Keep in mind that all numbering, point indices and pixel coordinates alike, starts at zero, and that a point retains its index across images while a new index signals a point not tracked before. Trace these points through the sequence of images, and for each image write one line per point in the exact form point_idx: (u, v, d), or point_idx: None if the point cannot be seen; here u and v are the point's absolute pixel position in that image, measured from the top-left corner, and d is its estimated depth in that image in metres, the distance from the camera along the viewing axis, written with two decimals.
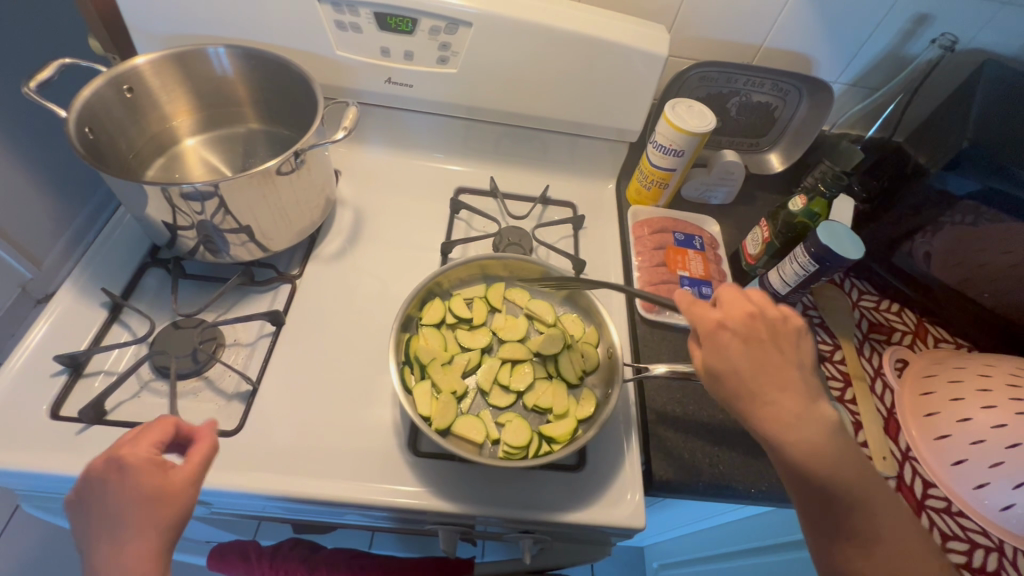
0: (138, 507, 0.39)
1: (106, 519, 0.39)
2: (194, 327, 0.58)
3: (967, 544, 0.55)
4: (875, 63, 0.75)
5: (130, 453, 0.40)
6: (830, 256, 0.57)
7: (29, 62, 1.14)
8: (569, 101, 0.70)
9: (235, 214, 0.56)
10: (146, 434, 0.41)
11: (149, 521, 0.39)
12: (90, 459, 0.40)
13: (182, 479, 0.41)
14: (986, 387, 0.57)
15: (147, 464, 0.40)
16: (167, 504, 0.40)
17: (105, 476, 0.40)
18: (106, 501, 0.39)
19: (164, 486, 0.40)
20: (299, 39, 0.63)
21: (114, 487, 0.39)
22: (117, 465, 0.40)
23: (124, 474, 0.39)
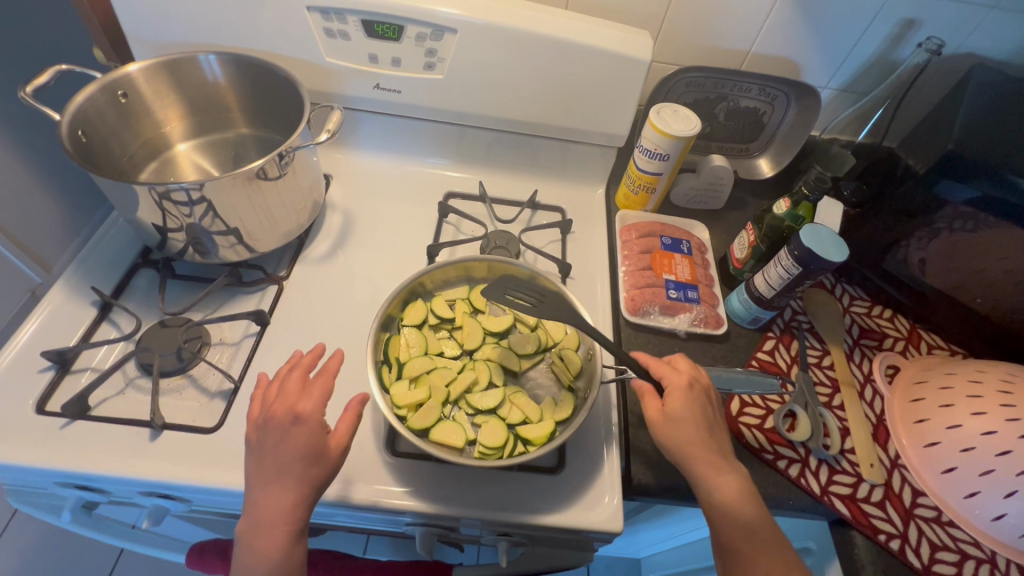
0: (303, 460, 0.46)
1: (275, 461, 0.46)
2: (180, 325, 0.59)
3: (957, 555, 0.53)
4: (864, 68, 0.75)
5: (307, 408, 0.47)
6: (813, 259, 0.57)
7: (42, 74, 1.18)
8: (555, 107, 0.71)
9: (222, 215, 0.57)
10: (320, 394, 0.49)
11: (307, 475, 0.46)
12: (281, 405, 0.48)
13: (337, 440, 0.47)
14: (976, 393, 0.55)
15: (319, 421, 0.47)
16: (324, 464, 0.46)
17: (286, 423, 0.47)
18: (279, 444, 0.46)
19: (325, 446, 0.47)
20: (289, 45, 0.65)
21: (291, 436, 0.46)
22: (297, 416, 0.47)
23: (301, 426, 0.47)
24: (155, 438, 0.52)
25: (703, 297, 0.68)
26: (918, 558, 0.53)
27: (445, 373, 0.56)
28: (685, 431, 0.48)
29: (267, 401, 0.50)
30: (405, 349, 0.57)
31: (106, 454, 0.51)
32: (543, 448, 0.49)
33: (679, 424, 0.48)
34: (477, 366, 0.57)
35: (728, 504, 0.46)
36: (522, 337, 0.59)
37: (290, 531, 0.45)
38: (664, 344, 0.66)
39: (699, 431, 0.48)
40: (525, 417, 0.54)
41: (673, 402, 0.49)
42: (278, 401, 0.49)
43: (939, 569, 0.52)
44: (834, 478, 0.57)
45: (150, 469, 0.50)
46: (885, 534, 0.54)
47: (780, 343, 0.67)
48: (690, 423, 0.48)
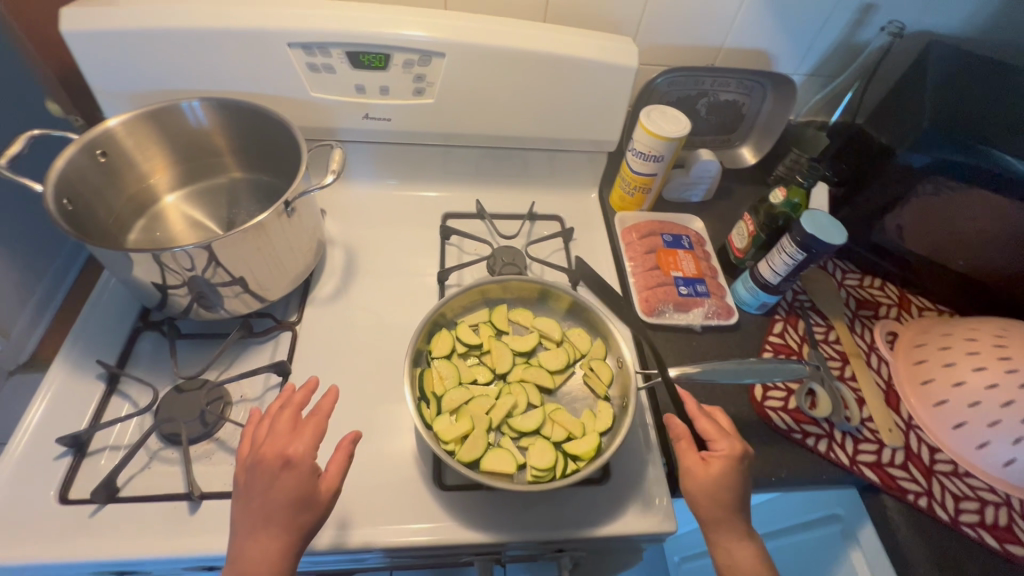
0: (291, 507, 0.44)
1: (261, 507, 0.44)
2: (198, 388, 0.57)
3: (978, 503, 0.57)
4: (830, 53, 0.79)
5: (298, 451, 0.46)
6: (816, 244, 0.60)
7: None
8: (546, 119, 0.71)
9: (227, 267, 0.55)
10: (312, 435, 0.48)
11: (295, 523, 0.44)
12: (269, 447, 0.47)
13: (327, 484, 0.47)
14: (975, 350, 0.60)
15: (309, 464, 0.46)
16: (313, 509, 0.45)
17: (275, 467, 0.46)
18: (265, 488, 0.45)
19: (315, 490, 0.46)
20: (272, 84, 0.63)
21: (279, 481, 0.45)
22: (287, 460, 0.46)
23: (291, 470, 0.45)
24: (195, 511, 0.50)
25: (711, 290, 0.71)
26: (944, 511, 0.56)
27: (483, 401, 0.56)
28: (718, 491, 0.49)
29: (255, 441, 0.48)
30: (439, 381, 0.56)
31: (145, 536, 0.48)
32: (594, 462, 0.50)
33: (712, 484, 0.49)
34: (512, 390, 0.57)
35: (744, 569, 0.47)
36: (549, 353, 0.60)
37: None
38: (682, 341, 0.68)
39: (732, 497, 0.49)
40: (569, 434, 0.54)
41: (711, 463, 0.50)
42: (266, 442, 0.47)
43: (965, 519, 0.56)
44: (858, 447, 0.60)
45: (195, 544, 0.48)
46: (913, 493, 0.57)
47: (788, 324, 0.70)
48: (724, 487, 0.49)
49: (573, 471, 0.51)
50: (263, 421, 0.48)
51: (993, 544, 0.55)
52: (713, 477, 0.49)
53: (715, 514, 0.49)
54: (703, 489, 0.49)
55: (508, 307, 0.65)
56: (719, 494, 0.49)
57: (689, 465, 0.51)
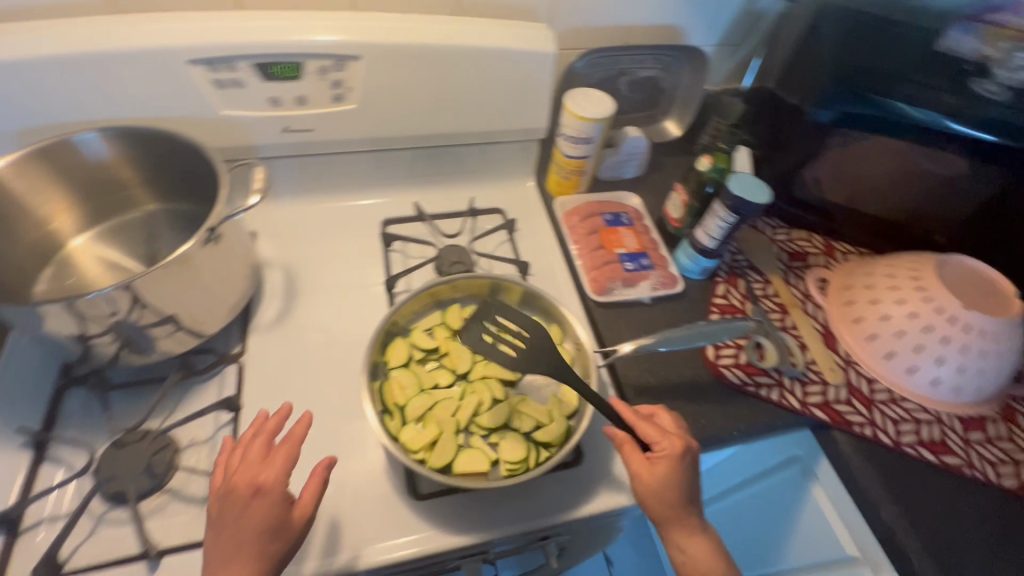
0: (261, 536, 0.44)
1: (231, 538, 0.43)
2: (140, 440, 0.53)
3: (914, 423, 0.62)
4: (735, 21, 0.82)
5: (269, 479, 0.45)
6: (744, 205, 0.63)
7: None
8: (474, 113, 0.70)
9: (154, 306, 0.51)
10: (283, 462, 0.47)
11: (266, 552, 0.43)
12: (240, 476, 0.46)
13: (300, 511, 0.46)
14: (895, 285, 0.65)
15: (281, 492, 0.45)
16: (286, 536, 0.44)
17: (246, 496, 0.45)
18: (235, 519, 0.44)
19: (288, 517, 0.45)
20: (177, 106, 0.59)
21: (250, 510, 0.44)
22: (257, 489, 0.45)
23: (262, 498, 0.45)
24: (156, 569, 0.47)
25: (655, 262, 0.73)
26: (887, 436, 0.61)
27: (448, 404, 0.55)
28: (666, 492, 0.49)
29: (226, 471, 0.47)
30: (400, 392, 0.55)
31: None
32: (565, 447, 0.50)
33: (660, 486, 0.49)
34: (475, 388, 0.57)
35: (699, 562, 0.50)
36: None
37: None
38: (634, 315, 0.70)
39: (678, 496, 0.49)
40: (538, 422, 0.55)
41: (654, 468, 0.50)
42: (237, 471, 0.47)
43: (905, 440, 0.61)
44: (806, 390, 0.64)
45: None
46: (858, 425, 0.62)
47: (729, 285, 0.73)
48: (672, 487, 0.49)
49: (546, 459, 0.52)
50: (234, 450, 0.47)
51: (931, 459, 0.60)
52: (660, 480, 0.49)
53: (668, 514, 0.50)
54: (651, 492, 0.49)
55: (461, 305, 0.65)
56: (669, 495, 0.49)
57: (636, 470, 0.50)
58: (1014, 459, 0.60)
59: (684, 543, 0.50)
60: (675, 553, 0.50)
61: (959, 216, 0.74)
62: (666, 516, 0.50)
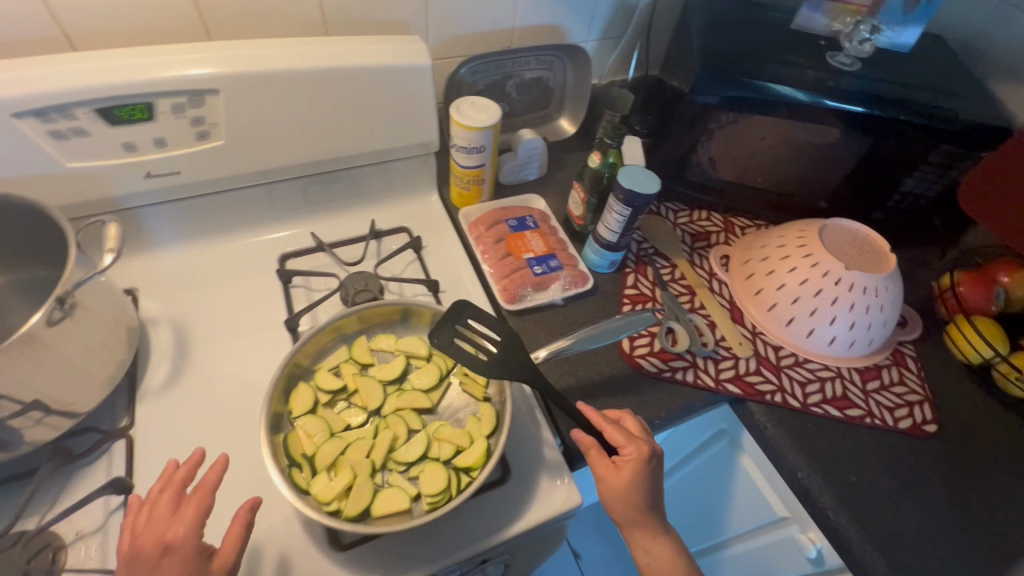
0: None
1: None
2: (12, 544, 0.47)
3: (818, 383, 0.66)
4: (612, 15, 0.84)
5: (178, 535, 0.43)
6: (636, 198, 0.64)
7: None
8: (359, 135, 0.68)
9: (6, 394, 0.45)
10: (195, 512, 0.44)
11: None
12: (147, 535, 0.43)
13: (219, 562, 0.43)
14: (786, 254, 0.68)
15: (194, 546, 0.43)
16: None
17: (154, 557, 0.42)
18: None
19: (205, 571, 0.42)
20: (10, 164, 0.53)
21: (159, 571, 0.41)
22: (166, 546, 0.42)
23: (173, 556, 0.42)
24: None
25: (564, 262, 0.73)
26: (796, 399, 0.64)
27: (362, 445, 0.53)
28: (631, 494, 0.51)
29: (133, 532, 0.44)
30: (307, 441, 0.52)
31: None
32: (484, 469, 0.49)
33: (624, 489, 0.51)
34: (389, 423, 0.55)
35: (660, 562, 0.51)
36: (419, 373, 0.59)
37: None
38: (549, 318, 0.70)
39: (642, 496, 0.51)
40: (457, 448, 0.53)
41: (621, 471, 0.51)
42: (144, 531, 0.44)
43: (812, 399, 0.64)
44: (719, 367, 0.66)
45: None
46: (769, 393, 0.64)
47: (638, 274, 0.75)
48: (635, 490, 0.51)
49: (468, 484, 0.50)
50: (138, 508, 0.44)
51: (836, 414, 0.63)
52: (626, 483, 0.51)
53: (631, 516, 0.51)
54: (616, 494, 0.51)
55: (369, 336, 0.62)
56: (633, 497, 0.51)
57: (601, 473, 0.52)
58: (909, 401, 0.65)
59: (647, 544, 0.51)
60: (639, 554, 0.52)
61: (837, 181, 0.79)
62: (629, 519, 0.51)
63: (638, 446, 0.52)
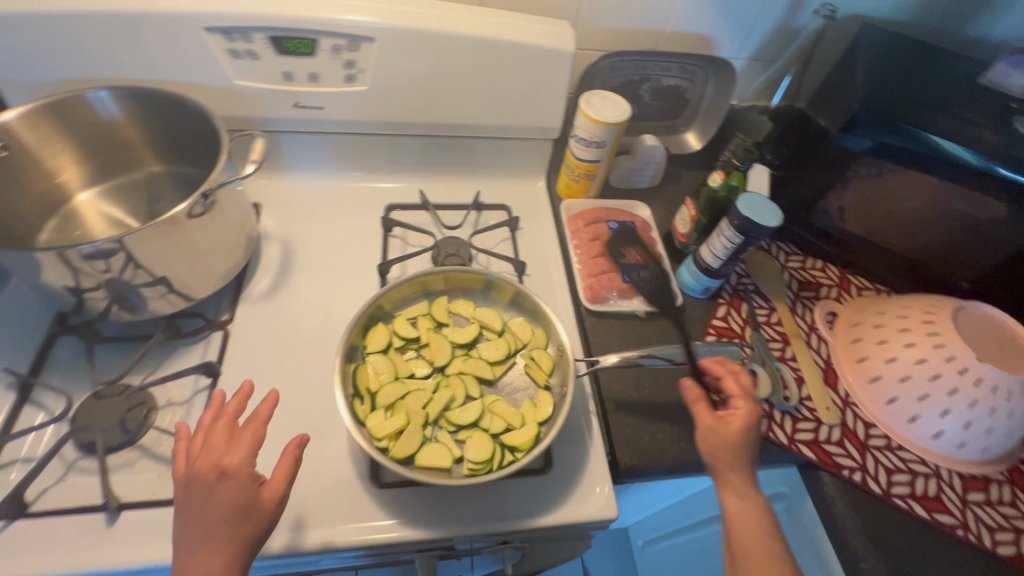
0: (230, 519, 0.41)
1: (197, 523, 0.41)
2: (119, 393, 0.54)
3: (909, 475, 0.59)
4: (769, 37, 0.79)
5: (234, 460, 0.43)
6: (753, 227, 0.60)
7: None
8: (488, 107, 0.69)
9: (146, 266, 0.52)
10: (249, 442, 0.44)
11: (237, 534, 0.41)
12: (203, 459, 0.43)
13: (269, 492, 0.43)
14: (907, 327, 0.61)
15: (248, 472, 0.43)
16: (258, 517, 0.42)
17: (210, 480, 0.42)
18: (199, 504, 0.41)
19: (257, 498, 0.43)
20: (191, 71, 0.60)
21: (215, 494, 0.42)
22: (222, 471, 0.42)
23: (229, 481, 0.42)
24: (112, 523, 0.48)
25: (655, 276, 0.71)
26: (877, 484, 0.58)
27: (421, 396, 0.55)
28: (740, 446, 0.51)
29: (189, 456, 0.44)
30: (373, 377, 0.55)
31: (63, 550, 0.46)
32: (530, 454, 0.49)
33: (734, 440, 0.51)
34: (451, 383, 0.56)
35: (748, 511, 0.49)
36: (488, 344, 0.60)
37: None
38: (627, 327, 0.68)
39: (748, 453, 0.51)
40: (510, 426, 0.54)
41: (732, 421, 0.52)
42: (199, 456, 0.44)
43: (896, 490, 0.58)
44: (796, 426, 0.61)
45: (117, 555, 0.46)
46: (848, 469, 0.59)
47: (731, 308, 0.71)
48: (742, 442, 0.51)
49: (511, 463, 0.51)
50: (195, 434, 0.44)
51: (922, 515, 0.56)
52: (736, 433, 0.52)
53: (732, 469, 0.51)
54: (723, 445, 0.51)
55: (449, 298, 0.64)
56: (741, 449, 0.51)
57: (708, 424, 0.53)
58: (1016, 526, 0.56)
59: (740, 488, 0.50)
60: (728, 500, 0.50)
61: (990, 263, 0.69)
62: (728, 458, 0.51)
63: (743, 402, 0.53)
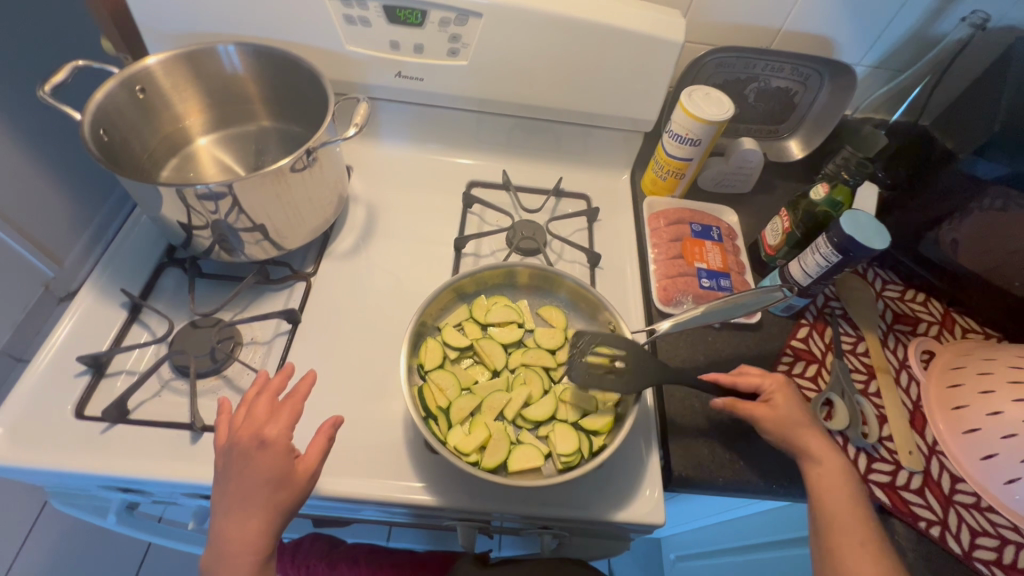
0: (265, 488, 0.43)
1: (237, 487, 0.43)
2: (211, 326, 0.59)
3: (997, 541, 0.53)
4: (901, 44, 0.73)
5: (273, 432, 0.44)
6: (855, 247, 0.56)
7: (56, 50, 1.12)
8: (583, 93, 0.68)
9: (249, 213, 0.56)
10: (286, 417, 0.45)
11: (271, 502, 0.43)
12: (246, 428, 0.45)
13: (304, 466, 0.44)
14: (1018, 378, 0.54)
15: (285, 445, 0.44)
16: (290, 488, 0.43)
17: (250, 448, 0.44)
18: (240, 470, 0.43)
19: (291, 470, 0.44)
20: (306, 33, 0.63)
21: (254, 461, 0.43)
22: (262, 441, 0.44)
23: (267, 451, 0.44)
24: (196, 441, 0.52)
25: (735, 285, 0.67)
26: (957, 544, 0.53)
27: (495, 405, 0.55)
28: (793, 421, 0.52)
29: (232, 425, 0.46)
30: (440, 395, 0.54)
31: (152, 458, 0.51)
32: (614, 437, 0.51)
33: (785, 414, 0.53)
34: (518, 381, 0.57)
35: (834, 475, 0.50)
36: (534, 334, 0.61)
37: (255, 561, 0.42)
38: (699, 334, 0.65)
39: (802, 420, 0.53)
40: (584, 412, 0.55)
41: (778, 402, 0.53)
42: (241, 425, 0.45)
43: (980, 554, 0.52)
44: (873, 466, 0.57)
45: (195, 470, 0.50)
46: (925, 521, 0.54)
47: (814, 330, 0.66)
48: (801, 412, 0.53)
49: (599, 447, 0.52)
50: (239, 405, 0.46)
51: None
52: (785, 411, 0.53)
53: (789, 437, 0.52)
54: (782, 421, 0.52)
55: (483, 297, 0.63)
56: (789, 421, 0.52)
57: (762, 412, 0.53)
58: None
59: (818, 453, 0.51)
60: (809, 466, 0.51)
61: None
62: (794, 422, 0.52)
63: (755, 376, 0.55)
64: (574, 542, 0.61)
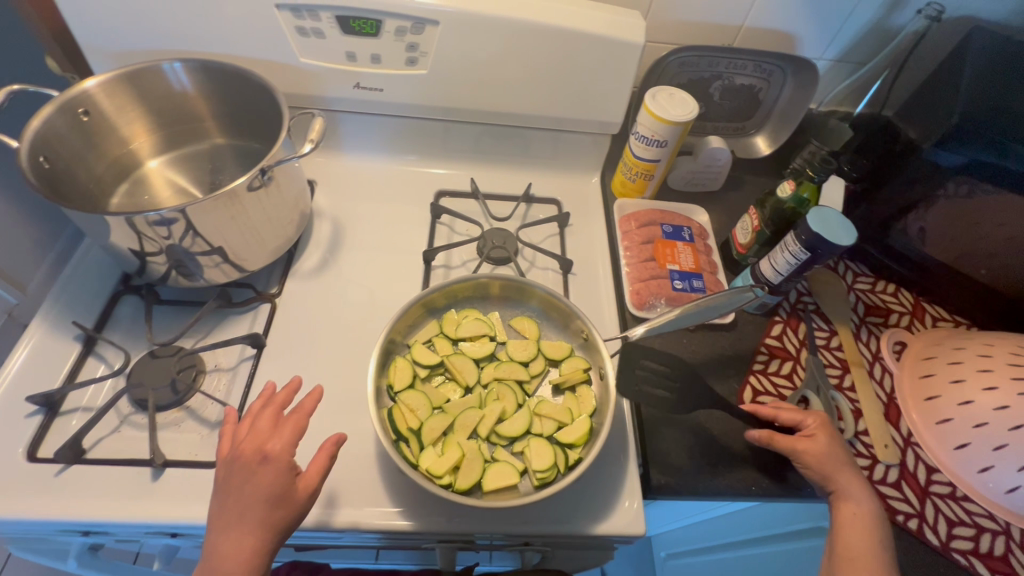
0: (264, 504, 0.41)
1: (235, 503, 0.41)
2: (171, 355, 0.56)
3: (973, 529, 0.53)
4: (860, 37, 0.73)
5: (276, 447, 0.43)
6: (822, 244, 0.55)
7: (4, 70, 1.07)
8: (547, 98, 0.67)
9: (204, 236, 0.54)
10: (290, 431, 0.44)
11: (269, 520, 0.41)
12: (248, 442, 0.44)
13: (304, 483, 0.43)
14: (988, 368, 0.55)
15: (288, 460, 0.43)
16: (289, 506, 0.42)
17: (252, 463, 0.43)
18: (240, 485, 0.42)
19: (291, 487, 0.43)
20: (257, 47, 0.61)
21: (256, 477, 0.42)
22: (264, 456, 0.43)
23: (269, 466, 0.42)
24: (157, 478, 0.50)
25: (708, 286, 0.67)
26: (935, 535, 0.53)
27: (468, 422, 0.54)
28: (830, 460, 0.52)
29: (234, 438, 0.45)
30: (411, 415, 0.53)
31: (111, 498, 0.49)
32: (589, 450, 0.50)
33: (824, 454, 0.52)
34: (491, 396, 0.56)
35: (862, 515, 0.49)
36: (506, 347, 0.60)
37: None
38: (674, 337, 0.65)
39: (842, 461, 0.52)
40: (559, 425, 0.54)
41: (818, 439, 0.53)
42: (244, 439, 0.44)
43: (957, 544, 0.53)
44: None
45: (157, 508, 0.48)
46: (903, 515, 0.54)
47: (787, 327, 0.66)
48: (837, 453, 0.52)
49: (575, 461, 0.51)
50: (242, 418, 0.45)
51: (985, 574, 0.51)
52: (823, 448, 0.52)
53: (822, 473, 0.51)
54: (818, 458, 0.52)
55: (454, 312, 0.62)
56: (828, 461, 0.52)
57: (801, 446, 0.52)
58: None
59: (852, 494, 0.50)
60: (842, 504, 0.50)
61: None
62: (834, 461, 0.52)
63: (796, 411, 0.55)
64: (559, 553, 0.60)
